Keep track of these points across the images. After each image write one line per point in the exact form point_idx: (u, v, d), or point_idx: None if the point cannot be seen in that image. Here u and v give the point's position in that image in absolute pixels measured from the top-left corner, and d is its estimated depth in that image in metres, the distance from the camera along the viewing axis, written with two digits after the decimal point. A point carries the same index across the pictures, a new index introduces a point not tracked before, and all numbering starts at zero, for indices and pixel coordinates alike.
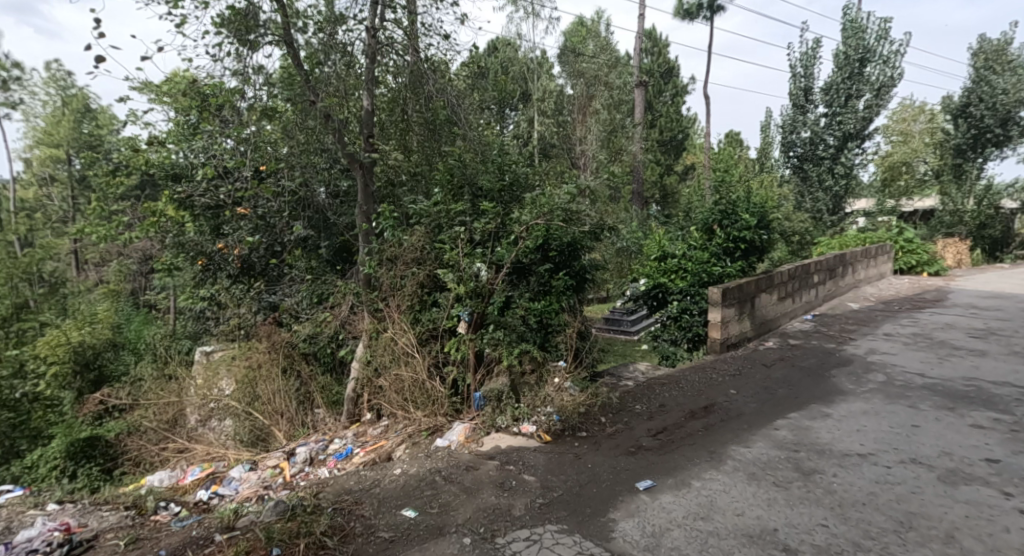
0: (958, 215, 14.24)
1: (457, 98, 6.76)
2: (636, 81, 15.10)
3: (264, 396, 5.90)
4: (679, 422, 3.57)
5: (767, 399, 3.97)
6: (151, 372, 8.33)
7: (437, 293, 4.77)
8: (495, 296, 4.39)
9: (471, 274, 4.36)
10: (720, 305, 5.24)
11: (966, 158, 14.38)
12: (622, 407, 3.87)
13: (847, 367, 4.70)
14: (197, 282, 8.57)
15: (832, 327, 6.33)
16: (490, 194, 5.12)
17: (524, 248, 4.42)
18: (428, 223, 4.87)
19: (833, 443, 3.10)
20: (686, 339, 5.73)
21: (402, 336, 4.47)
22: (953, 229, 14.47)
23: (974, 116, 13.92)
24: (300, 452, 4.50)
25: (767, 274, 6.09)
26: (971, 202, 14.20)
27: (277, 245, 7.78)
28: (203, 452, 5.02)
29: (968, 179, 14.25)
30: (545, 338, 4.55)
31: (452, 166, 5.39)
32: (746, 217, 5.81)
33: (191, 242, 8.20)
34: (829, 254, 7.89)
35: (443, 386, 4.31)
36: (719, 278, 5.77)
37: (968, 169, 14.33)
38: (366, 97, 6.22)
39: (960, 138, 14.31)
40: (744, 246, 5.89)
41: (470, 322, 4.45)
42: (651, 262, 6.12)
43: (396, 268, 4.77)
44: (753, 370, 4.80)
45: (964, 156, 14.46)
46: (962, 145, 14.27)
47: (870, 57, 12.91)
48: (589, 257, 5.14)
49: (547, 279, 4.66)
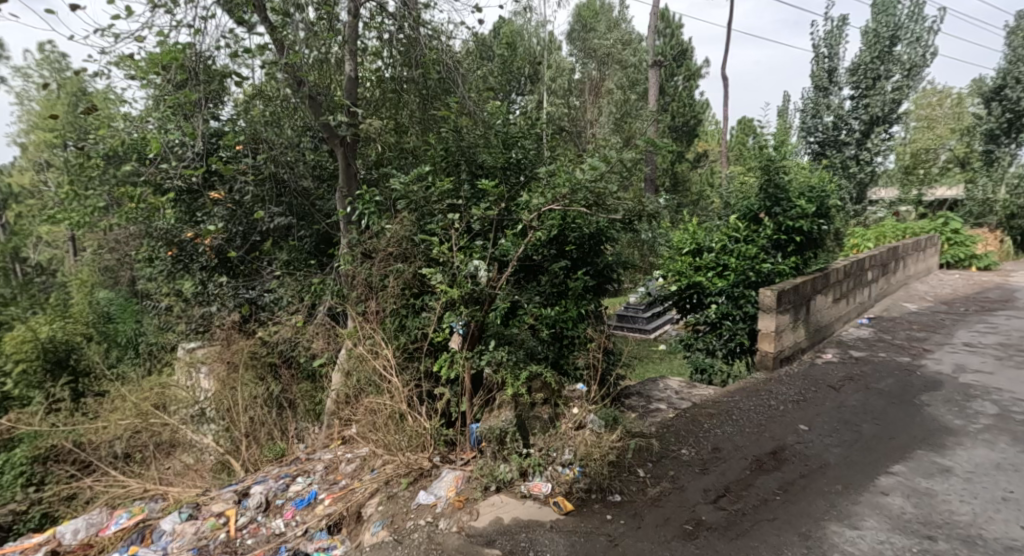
0: (988, 205, 12.44)
1: (455, 64, 5.74)
2: (650, 62, 13.77)
3: (227, 409, 4.83)
4: (744, 479, 2.63)
5: (852, 440, 3.03)
6: (118, 377, 7.50)
7: (426, 296, 3.88)
8: (497, 302, 3.46)
9: (466, 274, 3.40)
10: (775, 310, 4.27)
11: (999, 143, 13.18)
12: (664, 451, 2.93)
13: (940, 393, 3.75)
14: (164, 275, 7.56)
15: (897, 335, 5.36)
16: (493, 174, 4.14)
17: (534, 241, 3.63)
18: (414, 209, 3.93)
19: (981, 525, 2.15)
20: (725, 349, 4.81)
21: (381, 352, 3.52)
22: (982, 220, 12.58)
23: (1011, 98, 12.69)
24: (254, 491, 3.62)
25: (824, 272, 5.11)
26: (1003, 190, 12.53)
27: (255, 235, 6.78)
28: (140, 485, 3.84)
29: (998, 166, 12.88)
30: (560, 353, 3.79)
31: (446, 137, 4.31)
32: (802, 203, 4.84)
33: (161, 229, 7.13)
34: (880, 248, 6.90)
35: (432, 419, 3.38)
36: (769, 276, 4.80)
37: (1000, 155, 13.02)
38: (348, 62, 5.44)
39: (992, 122, 13.11)
40: (799, 238, 4.95)
41: (465, 335, 3.50)
42: (682, 257, 5.15)
43: (377, 266, 3.93)
44: (819, 393, 3.85)
45: (997, 142, 13.24)
46: (995, 130, 13.10)
47: (901, 34, 11.74)
48: (615, 251, 4.25)
49: (561, 279, 3.87)
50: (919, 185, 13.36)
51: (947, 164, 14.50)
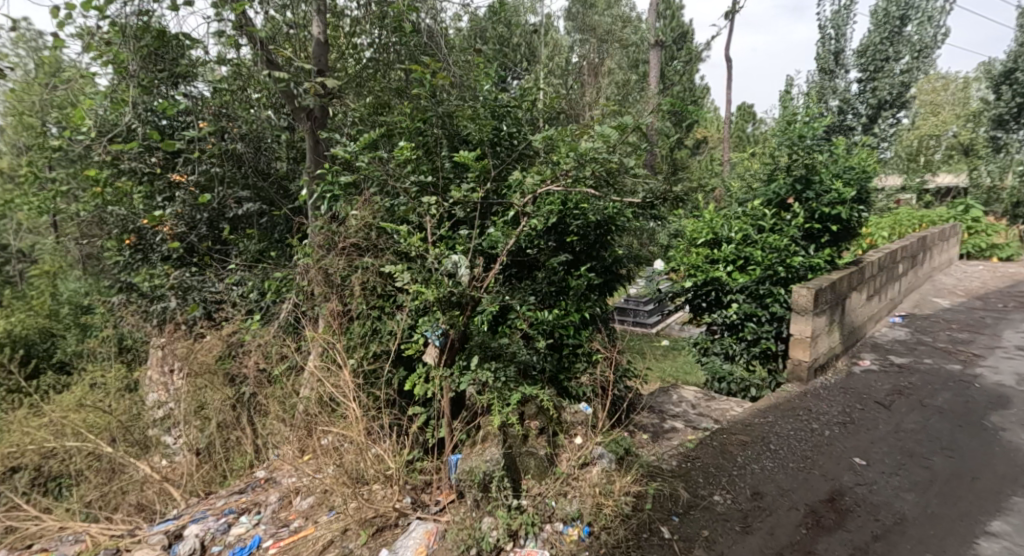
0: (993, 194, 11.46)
1: (436, 28, 4.99)
2: (651, 41, 12.95)
3: (170, 427, 4.14)
4: (801, 544, 2.02)
5: (925, 482, 2.42)
6: (73, 378, 6.81)
7: (398, 297, 3.22)
8: (483, 306, 2.80)
9: (443, 272, 2.76)
10: (811, 312, 3.65)
11: (1007, 129, 12.35)
12: (692, 500, 2.31)
13: (1012, 413, 3.14)
14: (121, 266, 6.82)
15: (938, 337, 4.76)
16: (480, 151, 3.48)
17: (529, 230, 2.98)
18: (385, 194, 3.26)
19: None
20: (747, 355, 4.21)
21: (341, 369, 2.88)
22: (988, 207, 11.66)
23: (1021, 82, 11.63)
24: (188, 533, 3.00)
25: (859, 265, 4.49)
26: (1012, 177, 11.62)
27: (223, 223, 5.89)
28: (55, 524, 3.14)
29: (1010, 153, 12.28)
30: (558, 365, 3.18)
31: (422, 106, 3.62)
32: (840, 185, 4.19)
33: (115, 215, 6.34)
34: (910, 237, 6.28)
35: (401, 452, 2.75)
36: (800, 272, 4.17)
37: (1006, 142, 12.26)
38: (316, 23, 4.64)
39: (1002, 107, 12.16)
40: (835, 227, 4.31)
41: (442, 348, 2.89)
42: (697, 249, 4.46)
43: (340, 260, 3.26)
44: (867, 412, 3.23)
45: (1005, 127, 12.37)
46: (1004, 115, 12.23)
47: (912, 13, 10.98)
48: (623, 244, 3.61)
49: (561, 276, 3.22)
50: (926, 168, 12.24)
51: (949, 151, 13.85)
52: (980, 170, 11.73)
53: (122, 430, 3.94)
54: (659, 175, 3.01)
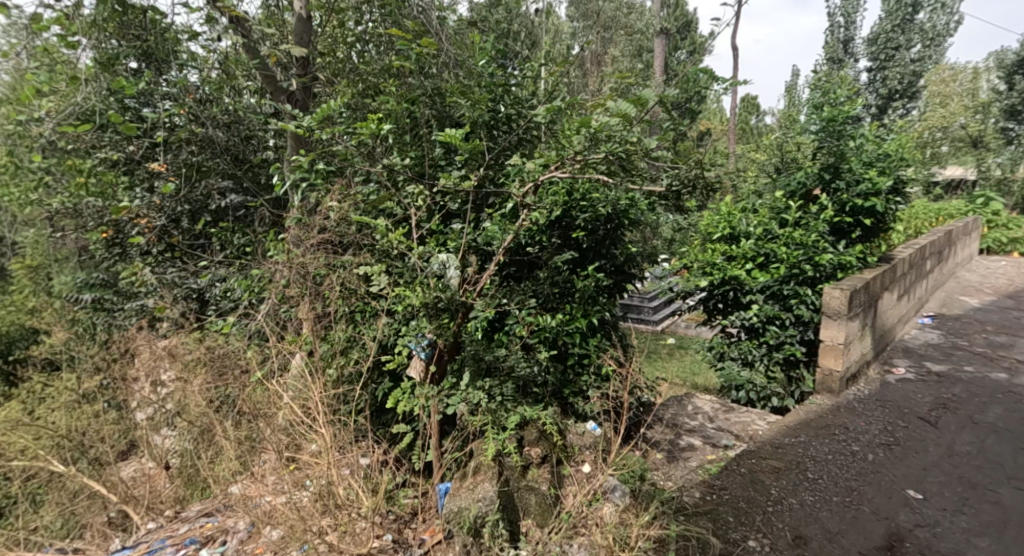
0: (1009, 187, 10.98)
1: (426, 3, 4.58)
2: (657, 29, 12.52)
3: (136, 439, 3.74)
4: None
5: (997, 524, 2.05)
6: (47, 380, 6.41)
7: (380, 300, 2.84)
8: (476, 313, 2.41)
9: (430, 273, 2.38)
10: (845, 315, 3.26)
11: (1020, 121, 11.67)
12: (724, 547, 1.94)
13: None
14: (98, 262, 6.39)
15: (975, 340, 4.38)
16: (475, 134, 3.08)
17: (530, 224, 2.60)
18: (370, 183, 2.92)
19: None
20: (767, 361, 3.82)
21: (313, 385, 2.50)
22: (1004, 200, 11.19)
23: None
24: None
25: (890, 263, 4.10)
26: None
27: (205, 215, 5.44)
28: None
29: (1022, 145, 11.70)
30: (561, 377, 2.81)
31: (410, 85, 3.22)
32: (874, 174, 3.79)
33: (90, 207, 5.91)
34: (937, 231, 5.88)
35: (379, 483, 2.37)
36: (829, 271, 3.78)
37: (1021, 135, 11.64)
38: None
39: (1015, 98, 11.47)
40: (868, 221, 3.91)
41: (430, 360, 2.55)
42: (713, 245, 4.08)
43: (315, 258, 2.85)
44: (911, 430, 2.86)
45: (1017, 118, 11.70)
46: (1016, 106, 11.55)
47: None
48: (635, 239, 3.21)
49: (566, 277, 2.83)
50: (934, 159, 11.53)
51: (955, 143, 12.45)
52: (992, 162, 11.25)
53: (83, 446, 3.55)
54: (679, 161, 2.63)
